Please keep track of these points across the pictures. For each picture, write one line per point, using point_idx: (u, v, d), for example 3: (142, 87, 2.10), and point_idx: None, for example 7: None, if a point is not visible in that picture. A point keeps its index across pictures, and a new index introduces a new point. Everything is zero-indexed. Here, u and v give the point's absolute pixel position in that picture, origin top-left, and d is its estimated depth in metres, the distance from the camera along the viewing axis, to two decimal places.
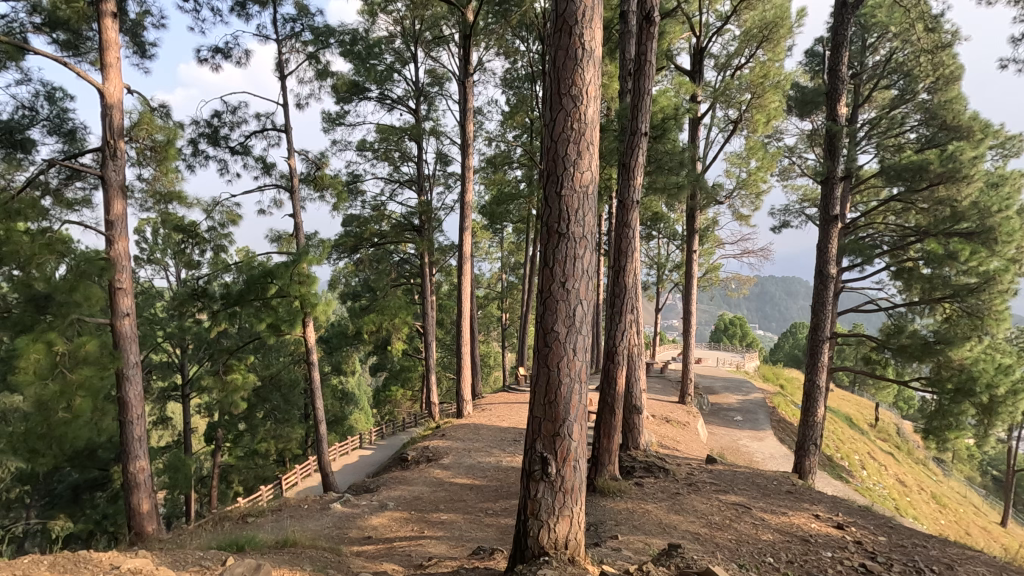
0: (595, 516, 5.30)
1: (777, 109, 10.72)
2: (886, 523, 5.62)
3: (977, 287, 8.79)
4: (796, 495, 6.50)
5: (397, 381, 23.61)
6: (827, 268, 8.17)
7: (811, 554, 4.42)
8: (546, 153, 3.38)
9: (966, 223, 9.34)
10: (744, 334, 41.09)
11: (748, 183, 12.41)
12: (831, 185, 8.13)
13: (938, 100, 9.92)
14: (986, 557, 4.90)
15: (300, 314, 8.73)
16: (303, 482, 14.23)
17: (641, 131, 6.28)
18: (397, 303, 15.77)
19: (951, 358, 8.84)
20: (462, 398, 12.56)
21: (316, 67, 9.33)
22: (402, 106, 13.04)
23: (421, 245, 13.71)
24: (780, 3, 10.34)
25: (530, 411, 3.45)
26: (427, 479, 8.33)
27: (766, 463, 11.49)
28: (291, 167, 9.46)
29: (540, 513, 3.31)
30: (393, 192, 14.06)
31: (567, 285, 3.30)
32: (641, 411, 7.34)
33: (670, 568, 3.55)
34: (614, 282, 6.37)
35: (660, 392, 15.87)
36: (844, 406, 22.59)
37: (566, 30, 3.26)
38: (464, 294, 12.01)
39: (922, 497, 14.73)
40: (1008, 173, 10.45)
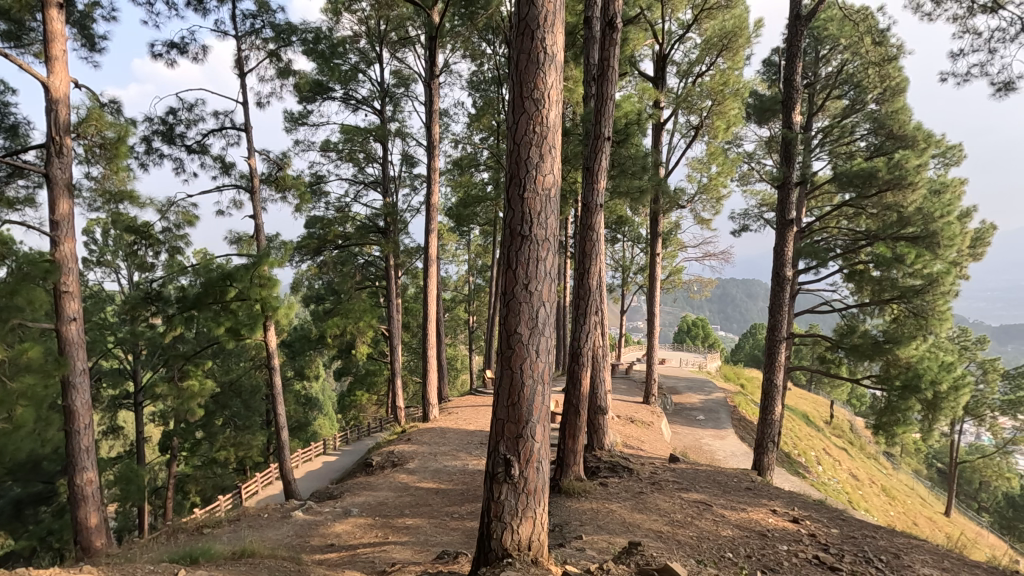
0: (561, 517, 5.33)
1: (736, 115, 11.05)
2: (838, 516, 5.84)
3: (922, 288, 9.19)
4: (755, 491, 6.70)
5: (362, 385, 23.21)
6: (783, 270, 8.46)
7: (767, 548, 4.56)
8: (508, 156, 3.39)
9: (912, 227, 9.85)
10: (706, 335, 41.98)
11: (709, 188, 12.75)
12: (788, 190, 8.38)
13: (886, 111, 10.39)
14: (930, 545, 5.15)
15: (261, 318, 8.50)
16: (264, 490, 13.84)
17: (604, 135, 6.37)
18: (361, 305, 15.54)
19: (899, 357, 9.31)
20: (428, 401, 12.46)
21: (277, 65, 9.14)
22: (367, 107, 12.90)
23: (386, 247, 13.54)
24: (739, 13, 10.65)
25: (493, 413, 3.45)
26: (393, 484, 8.22)
27: (727, 461, 11.77)
28: (251, 167, 9.22)
29: (504, 516, 3.31)
30: (358, 193, 13.90)
31: (529, 288, 3.32)
32: (606, 412, 7.41)
33: (630, 566, 3.62)
34: (578, 284, 6.42)
35: (625, 393, 16.08)
36: (800, 404, 23.37)
37: (528, 34, 3.28)
38: (430, 297, 11.90)
39: (873, 490, 15.36)
40: (949, 181, 11.02)
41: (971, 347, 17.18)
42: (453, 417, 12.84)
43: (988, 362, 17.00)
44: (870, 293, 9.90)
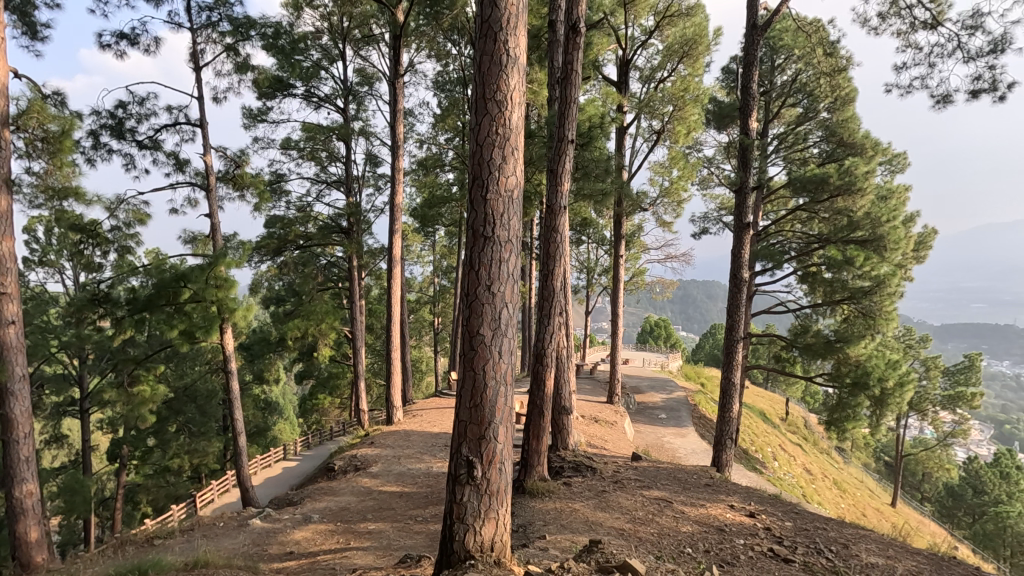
0: (525, 518, 5.35)
1: (696, 121, 11.35)
2: (792, 510, 6.06)
3: (871, 289, 9.55)
4: (713, 487, 6.87)
5: (324, 388, 22.73)
6: (740, 272, 8.69)
7: (725, 542, 4.69)
8: (471, 157, 3.39)
9: (861, 231, 10.21)
10: (668, 335, 42.78)
11: (670, 192, 13.04)
12: (744, 194, 8.62)
13: (837, 119, 10.81)
14: (876, 535, 5.40)
15: (217, 320, 8.26)
16: (220, 498, 13.39)
17: (568, 138, 6.42)
18: (323, 307, 15.20)
19: (849, 355, 9.73)
20: (392, 404, 12.29)
21: (235, 59, 8.88)
22: (330, 105, 12.66)
23: (349, 248, 13.31)
24: (699, 21, 10.93)
25: (455, 414, 3.43)
26: (355, 488, 8.08)
27: (687, 458, 12.03)
28: (208, 165, 8.93)
29: (466, 518, 3.30)
30: (319, 192, 13.63)
31: (492, 289, 3.32)
32: (570, 411, 7.48)
33: (591, 564, 3.67)
34: (542, 285, 6.44)
35: (589, 394, 16.24)
36: (758, 401, 24.11)
37: (491, 35, 3.29)
38: (394, 299, 11.74)
39: (825, 484, 15.97)
40: (895, 188, 11.57)
41: (915, 346, 18.07)
42: (418, 420, 12.72)
43: (930, 359, 17.90)
44: (822, 294, 10.23)
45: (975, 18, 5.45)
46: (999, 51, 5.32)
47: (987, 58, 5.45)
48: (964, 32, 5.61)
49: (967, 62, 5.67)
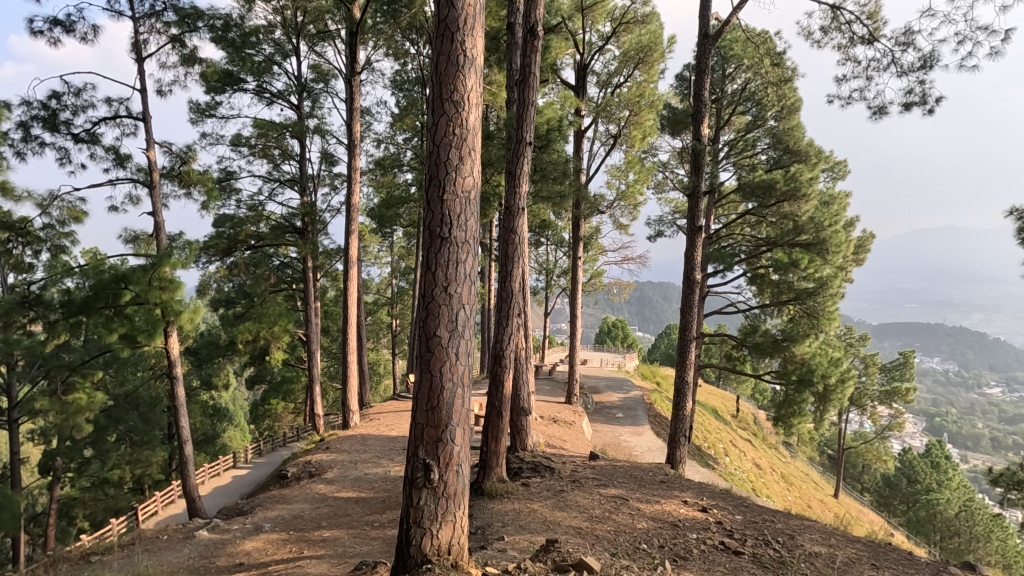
0: (483, 519, 5.33)
1: (651, 126, 11.63)
2: (741, 504, 6.27)
3: (815, 291, 10.11)
4: (668, 484, 7.04)
5: (277, 393, 22.04)
6: (693, 274, 8.94)
7: (679, 537, 4.81)
8: (428, 157, 3.35)
9: (805, 235, 10.40)
10: (625, 336, 43.45)
11: (627, 195, 13.31)
12: (697, 198, 8.87)
13: (783, 127, 11.28)
14: (819, 525, 5.65)
15: (161, 323, 7.82)
16: (164, 510, 12.77)
17: (526, 140, 6.45)
18: (277, 309, 14.83)
19: (795, 354, 10.18)
20: (349, 408, 12.05)
21: (180, 51, 8.51)
22: (283, 101, 12.32)
23: (303, 248, 12.95)
24: (654, 29, 11.20)
25: (412, 417, 3.38)
26: (309, 496, 7.86)
27: (643, 456, 12.29)
28: (151, 160, 8.52)
29: (423, 521, 3.27)
30: (272, 191, 13.21)
31: (449, 290, 3.30)
32: (528, 412, 7.51)
33: (548, 563, 3.71)
34: (501, 286, 6.44)
35: (548, 394, 16.35)
36: (710, 399, 24.90)
37: (448, 35, 3.27)
38: (351, 301, 11.50)
39: (773, 478, 16.63)
40: (836, 194, 12.16)
41: (855, 344, 19.08)
42: (375, 423, 12.52)
43: (869, 357, 18.92)
44: (770, 294, 10.71)
45: (908, 36, 5.77)
46: (929, 67, 5.66)
47: (919, 73, 5.78)
48: (897, 48, 5.94)
49: (900, 76, 5.99)
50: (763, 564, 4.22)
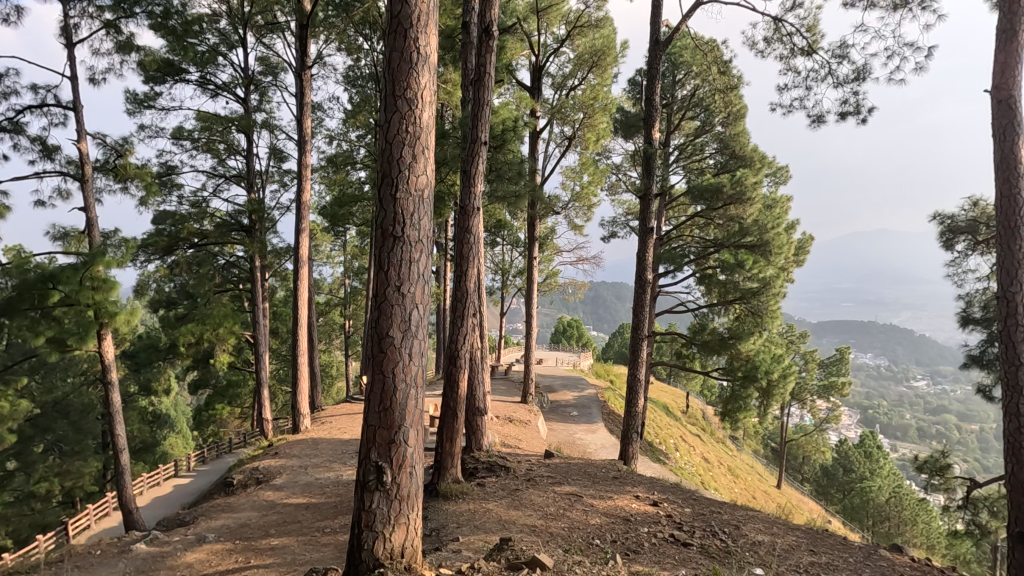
0: (438, 521, 5.29)
1: (605, 129, 11.86)
2: (690, 497, 6.47)
3: (759, 290, 10.43)
4: (620, 479, 7.19)
5: (222, 398, 21.16)
6: (644, 274, 9.13)
7: (630, 531, 4.92)
8: (380, 155, 3.30)
9: (750, 237, 10.96)
10: (580, 335, 43.98)
11: (581, 196, 13.52)
12: (648, 200, 9.09)
13: (729, 133, 11.71)
14: (763, 515, 5.90)
15: (93, 326, 7.45)
16: (98, 524, 12.03)
17: (481, 140, 6.43)
18: (222, 310, 14.09)
19: (741, 351, 10.56)
20: (299, 411, 11.72)
21: (115, 38, 8.05)
22: (229, 94, 11.84)
23: (251, 247, 12.49)
24: (607, 34, 11.41)
25: (364, 419, 3.32)
26: (256, 503, 7.59)
27: (597, 453, 12.50)
28: (83, 153, 8.03)
29: (375, 525, 3.21)
30: (217, 187, 12.69)
31: (402, 290, 3.26)
32: (484, 412, 7.52)
33: (501, 562, 3.73)
34: (456, 285, 6.40)
35: (504, 394, 16.39)
36: (661, 396, 25.61)
37: (401, 32, 3.23)
38: (301, 301, 11.15)
39: (720, 471, 17.26)
40: (779, 198, 12.73)
41: (796, 341, 20.04)
42: (327, 427, 12.22)
43: (809, 353, 19.92)
44: (717, 294, 10.99)
45: (843, 49, 6.11)
46: (862, 79, 6.01)
47: (853, 85, 6.13)
48: (834, 60, 6.27)
49: (836, 87, 6.34)
50: (710, 554, 4.37)
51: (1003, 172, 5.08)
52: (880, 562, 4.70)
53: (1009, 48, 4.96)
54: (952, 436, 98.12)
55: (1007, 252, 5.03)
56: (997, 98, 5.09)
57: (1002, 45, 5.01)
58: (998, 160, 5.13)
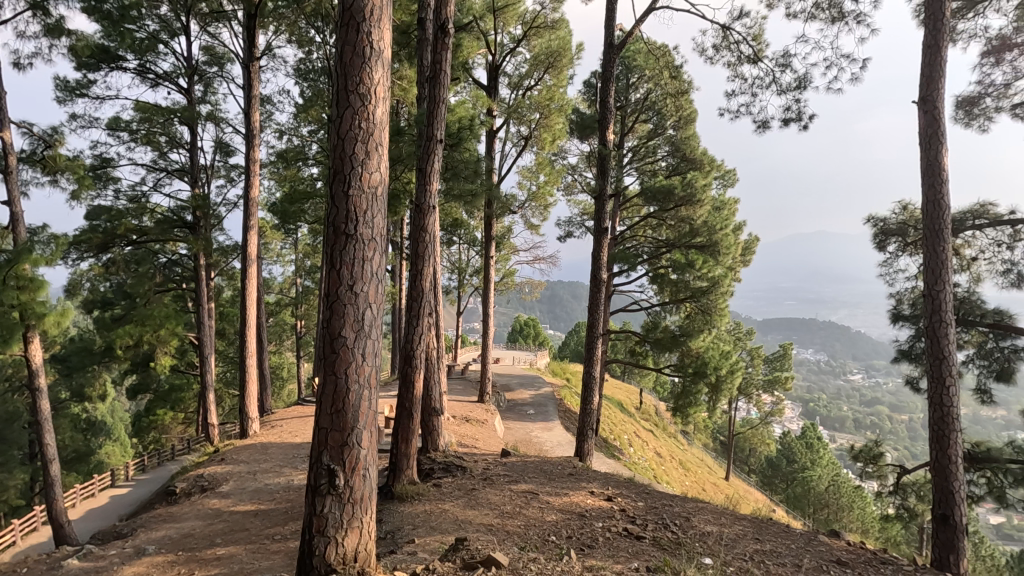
0: (393, 524, 5.21)
1: (560, 129, 12.01)
2: (643, 491, 6.63)
3: (708, 289, 10.89)
4: (576, 476, 7.30)
5: (164, 403, 20.17)
6: (599, 273, 9.27)
7: (585, 526, 5.00)
8: (332, 151, 3.22)
9: (699, 238, 11.28)
10: (537, 334, 44.18)
11: (538, 196, 13.60)
12: (603, 201, 9.22)
13: (680, 136, 12.05)
14: (711, 506, 6.11)
15: (19, 328, 6.91)
16: (24, 541, 11.24)
17: (436, 138, 6.37)
18: (163, 310, 13.26)
19: (691, 347, 11.17)
20: (247, 415, 11.31)
21: (43, 21, 7.55)
22: (170, 83, 11.29)
23: (195, 244, 11.96)
24: (563, 35, 11.52)
25: (316, 422, 3.23)
26: (201, 512, 7.27)
27: (553, 451, 12.63)
28: (6, 143, 7.49)
29: (327, 530, 3.14)
30: (157, 182, 12.09)
31: (355, 289, 3.19)
32: (440, 412, 7.46)
33: (457, 562, 3.72)
34: (411, 285, 6.31)
35: (461, 394, 16.31)
36: (616, 393, 26.14)
37: (353, 26, 3.16)
38: (249, 301, 10.74)
39: (672, 465, 17.75)
40: (727, 200, 13.20)
41: (743, 337, 20.83)
42: (276, 431, 11.83)
43: (754, 349, 20.73)
44: (669, 293, 11.37)
45: (786, 58, 6.39)
46: (803, 88, 6.31)
47: (795, 93, 6.43)
48: (778, 69, 6.56)
49: (779, 94, 6.63)
50: (662, 546, 4.49)
51: (928, 178, 5.44)
52: (820, 547, 4.95)
53: (934, 63, 5.31)
54: (884, 425, 104.39)
55: (932, 252, 5.39)
56: (924, 108, 5.44)
57: (928, 59, 5.36)
58: (924, 167, 5.48)
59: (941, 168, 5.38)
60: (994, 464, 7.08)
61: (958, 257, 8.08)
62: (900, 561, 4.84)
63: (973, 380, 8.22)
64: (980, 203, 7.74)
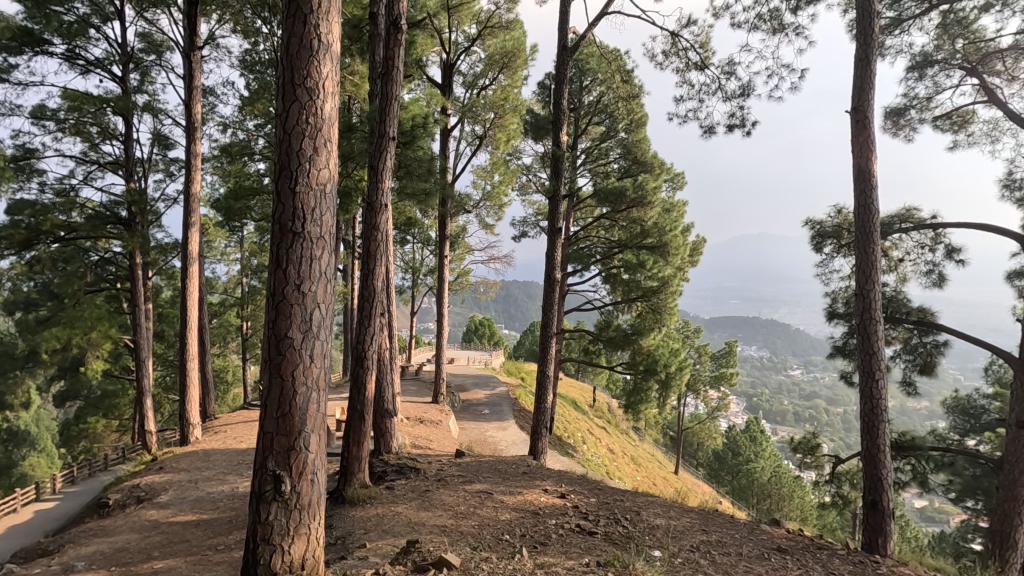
0: (343, 529, 5.09)
1: (515, 130, 12.09)
2: (595, 487, 6.73)
3: (659, 289, 11.29)
4: (530, 474, 7.33)
5: (96, 410, 19.02)
6: (553, 273, 9.34)
7: (539, 524, 5.04)
8: (278, 146, 3.11)
9: (650, 239, 11.43)
10: (491, 334, 44.08)
11: (492, 196, 13.60)
12: (557, 201, 9.30)
13: (632, 139, 12.30)
14: (661, 500, 6.27)
15: None
16: None
17: (389, 135, 6.26)
18: (95, 311, 12.55)
19: (642, 345, 11.48)
20: (188, 421, 10.79)
21: None
22: (102, 71, 10.64)
23: (130, 242, 11.32)
24: (518, 36, 11.57)
25: (260, 427, 3.12)
26: (137, 524, 6.88)
27: (508, 450, 12.69)
28: None
29: (272, 538, 3.03)
30: (88, 175, 11.38)
31: (302, 288, 3.09)
32: (392, 414, 7.34)
33: (408, 565, 3.70)
34: (362, 285, 6.17)
35: (415, 395, 16.13)
36: (570, 391, 26.49)
37: (300, 17, 3.06)
38: (190, 302, 10.25)
39: (624, 461, 18.13)
40: (676, 202, 13.60)
41: (691, 335, 21.50)
42: (220, 436, 11.35)
43: (702, 347, 21.41)
44: (622, 292, 11.67)
45: (730, 66, 6.64)
46: (747, 95, 6.57)
47: (739, 99, 6.69)
48: (724, 76, 6.80)
49: (725, 101, 6.88)
50: (613, 541, 4.58)
51: (860, 184, 5.76)
52: (761, 536, 5.17)
53: (865, 75, 5.64)
54: (821, 418, 110.18)
55: (864, 254, 5.70)
56: (856, 118, 5.76)
57: (859, 71, 5.68)
58: (856, 174, 5.80)
59: (871, 174, 5.70)
60: (918, 451, 7.60)
61: (887, 258, 8.61)
62: (834, 546, 5.13)
63: (899, 374, 8.77)
64: (906, 208, 8.28)
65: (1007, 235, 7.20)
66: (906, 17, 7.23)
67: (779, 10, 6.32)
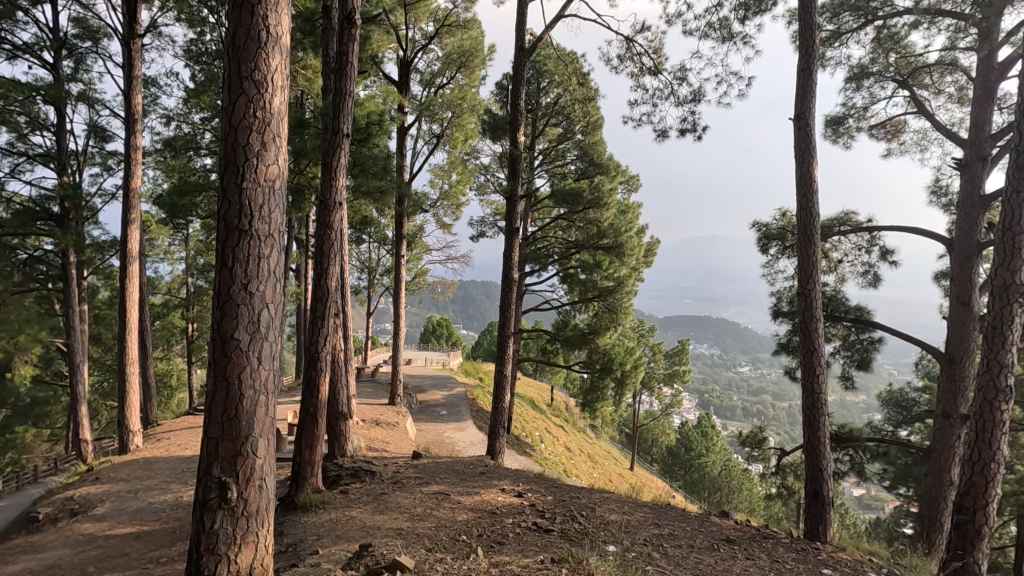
0: (295, 536, 4.95)
1: (472, 129, 12.04)
2: (552, 485, 6.78)
3: (614, 289, 11.58)
4: (487, 474, 7.32)
5: (25, 418, 17.78)
6: (511, 273, 9.36)
7: (496, 524, 5.04)
8: (223, 140, 3.00)
9: (606, 239, 11.45)
10: (449, 334, 43.79)
11: (450, 195, 13.51)
12: (514, 201, 9.32)
13: (589, 141, 12.47)
14: (617, 495, 6.39)
15: None
16: None
17: (343, 132, 6.11)
18: (25, 313, 11.66)
19: (599, 345, 11.65)
20: (129, 428, 10.25)
21: None
22: (32, 57, 9.99)
23: (63, 239, 10.63)
24: (475, 36, 11.55)
25: (205, 432, 3.00)
26: (70, 538, 6.49)
27: (466, 450, 12.65)
28: None
29: (217, 547, 2.92)
30: (16, 167, 10.65)
31: (249, 288, 2.99)
32: (347, 417, 7.19)
33: (361, 569, 3.64)
34: (316, 285, 6.01)
35: (371, 397, 15.85)
36: (528, 391, 26.66)
37: (247, 7, 2.95)
38: (130, 303, 9.75)
39: (580, 459, 18.37)
40: (631, 204, 13.88)
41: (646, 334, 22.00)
42: (164, 443, 10.82)
43: (656, 345, 21.94)
44: (579, 292, 11.88)
45: (681, 72, 6.85)
46: (697, 100, 6.78)
47: (690, 104, 6.89)
48: (675, 81, 7.00)
49: (677, 105, 7.07)
50: (569, 537, 4.63)
51: (802, 188, 6.02)
52: (711, 528, 5.33)
53: (806, 84, 5.90)
54: (768, 413, 114.73)
55: (806, 255, 5.97)
56: (799, 125, 6.03)
57: (802, 80, 5.95)
58: (799, 179, 6.06)
59: (813, 179, 5.97)
60: (855, 443, 8.03)
61: (827, 260, 9.05)
62: (779, 535, 5.34)
63: (839, 369, 9.23)
64: (844, 212, 8.74)
65: (934, 238, 7.69)
66: (844, 31, 7.62)
67: (728, 19, 6.55)
